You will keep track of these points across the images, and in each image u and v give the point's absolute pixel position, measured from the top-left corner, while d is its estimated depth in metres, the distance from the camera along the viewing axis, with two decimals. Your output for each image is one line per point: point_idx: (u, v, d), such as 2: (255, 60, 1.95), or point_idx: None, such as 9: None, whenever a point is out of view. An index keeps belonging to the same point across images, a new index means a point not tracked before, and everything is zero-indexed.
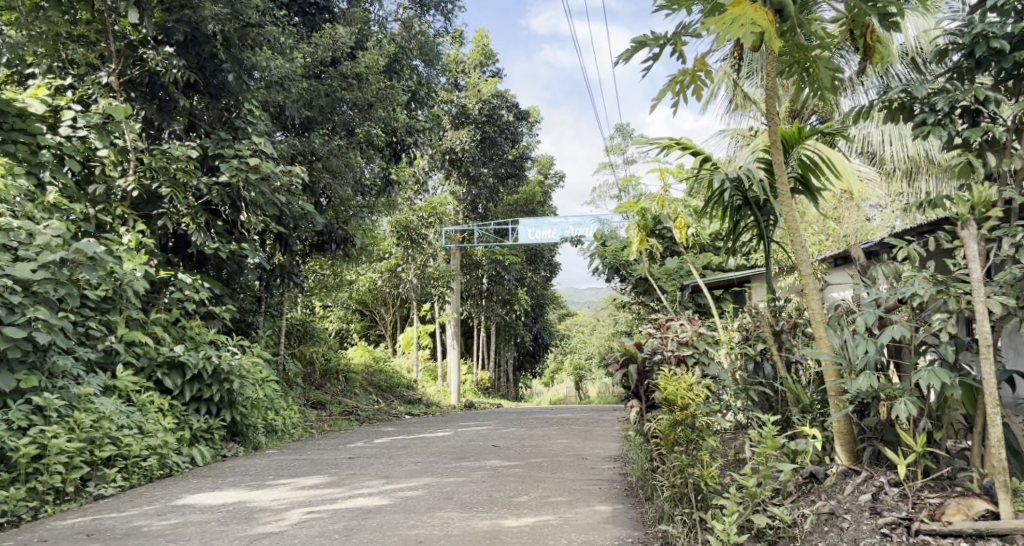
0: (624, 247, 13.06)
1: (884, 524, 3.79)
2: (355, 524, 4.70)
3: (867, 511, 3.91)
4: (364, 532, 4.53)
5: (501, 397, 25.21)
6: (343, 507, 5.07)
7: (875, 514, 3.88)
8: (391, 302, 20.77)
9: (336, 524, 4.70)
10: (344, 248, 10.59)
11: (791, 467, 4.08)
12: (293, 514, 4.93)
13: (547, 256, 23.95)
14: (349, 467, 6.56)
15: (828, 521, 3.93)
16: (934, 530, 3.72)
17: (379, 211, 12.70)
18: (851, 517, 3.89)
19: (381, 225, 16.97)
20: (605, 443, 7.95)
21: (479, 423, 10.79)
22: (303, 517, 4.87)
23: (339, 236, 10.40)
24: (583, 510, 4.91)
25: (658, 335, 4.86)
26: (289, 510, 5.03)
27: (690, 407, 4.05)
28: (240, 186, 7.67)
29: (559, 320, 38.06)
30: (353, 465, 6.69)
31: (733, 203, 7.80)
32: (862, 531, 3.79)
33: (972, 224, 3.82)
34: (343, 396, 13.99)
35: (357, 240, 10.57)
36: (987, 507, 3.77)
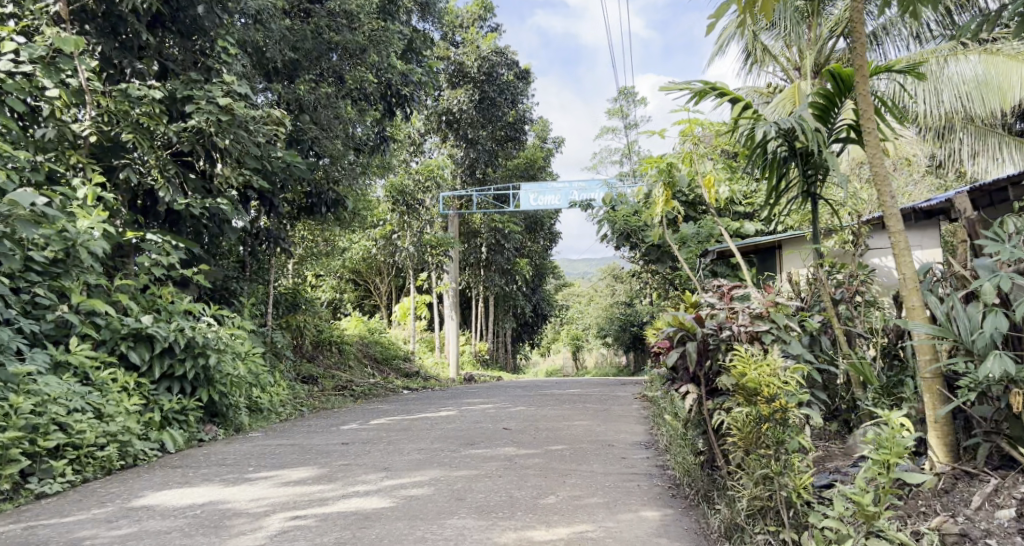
0: (635, 211, 12.10)
1: None
2: (350, 536, 3.79)
3: (1016, 535, 3.41)
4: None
5: (500, 369, 24.46)
6: (335, 511, 4.18)
7: None
8: (385, 270, 19.87)
9: (325, 536, 3.80)
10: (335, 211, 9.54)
11: (924, 477, 3.26)
12: (273, 521, 4.03)
13: (548, 223, 22.98)
14: (343, 455, 5.66)
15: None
16: None
17: (371, 173, 11.74)
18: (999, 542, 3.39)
19: (375, 189, 15.93)
20: (630, 426, 7.07)
21: (483, 400, 9.94)
22: (285, 525, 3.96)
23: (329, 198, 9.36)
24: (625, 517, 4.03)
25: (721, 308, 3.99)
26: (269, 516, 4.12)
27: (780, 400, 3.23)
28: (213, 133, 6.60)
29: (556, 290, 37.13)
30: (346, 452, 5.79)
31: (777, 156, 6.86)
32: None
33: None
34: (335, 370, 13.10)
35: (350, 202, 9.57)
36: None
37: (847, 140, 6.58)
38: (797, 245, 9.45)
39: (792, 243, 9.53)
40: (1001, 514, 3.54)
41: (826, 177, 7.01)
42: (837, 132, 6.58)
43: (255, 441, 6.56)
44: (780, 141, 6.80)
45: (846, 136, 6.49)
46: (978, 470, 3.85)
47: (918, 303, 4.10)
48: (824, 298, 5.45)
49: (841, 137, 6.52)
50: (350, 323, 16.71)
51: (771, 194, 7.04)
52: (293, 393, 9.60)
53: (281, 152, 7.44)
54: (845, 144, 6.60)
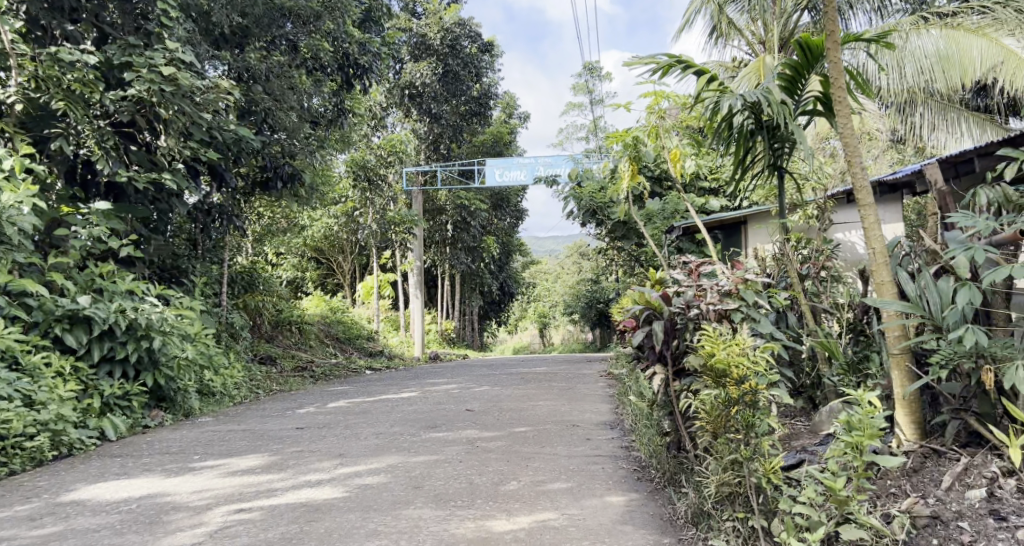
0: (601, 187, 11.93)
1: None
2: (297, 530, 3.58)
3: (988, 517, 3.26)
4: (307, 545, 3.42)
5: (466, 348, 24.31)
6: (282, 503, 3.96)
7: (999, 519, 3.23)
8: (348, 249, 19.53)
9: (270, 531, 3.58)
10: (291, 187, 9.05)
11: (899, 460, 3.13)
12: (215, 516, 3.80)
13: (514, 200, 22.75)
14: (296, 441, 5.42)
15: (927, 529, 3.27)
16: None
17: (329, 147, 11.40)
18: (972, 527, 3.22)
19: (335, 164, 15.54)
20: (596, 405, 6.93)
21: (447, 380, 9.75)
22: (227, 520, 3.73)
23: (285, 172, 8.84)
24: (590, 503, 3.87)
25: (689, 285, 3.80)
26: (211, 509, 3.89)
27: (750, 381, 3.06)
28: (152, 101, 6.24)
29: (523, 267, 37.00)
30: (300, 438, 5.56)
31: (744, 129, 6.70)
32: None
33: None
34: (295, 350, 12.82)
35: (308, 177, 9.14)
36: None
37: (814, 113, 6.43)
38: (763, 221, 9.35)
39: (758, 218, 9.43)
40: (971, 495, 3.38)
41: (794, 150, 6.87)
42: (805, 104, 6.43)
43: (204, 427, 6.28)
44: (747, 114, 6.64)
45: (813, 109, 6.33)
46: (945, 448, 3.73)
47: (888, 278, 3.96)
48: (792, 273, 5.31)
49: (808, 110, 6.36)
50: (311, 302, 16.39)
51: (737, 168, 6.89)
52: (250, 376, 9.33)
53: (231, 125, 7.11)
54: (812, 117, 6.45)
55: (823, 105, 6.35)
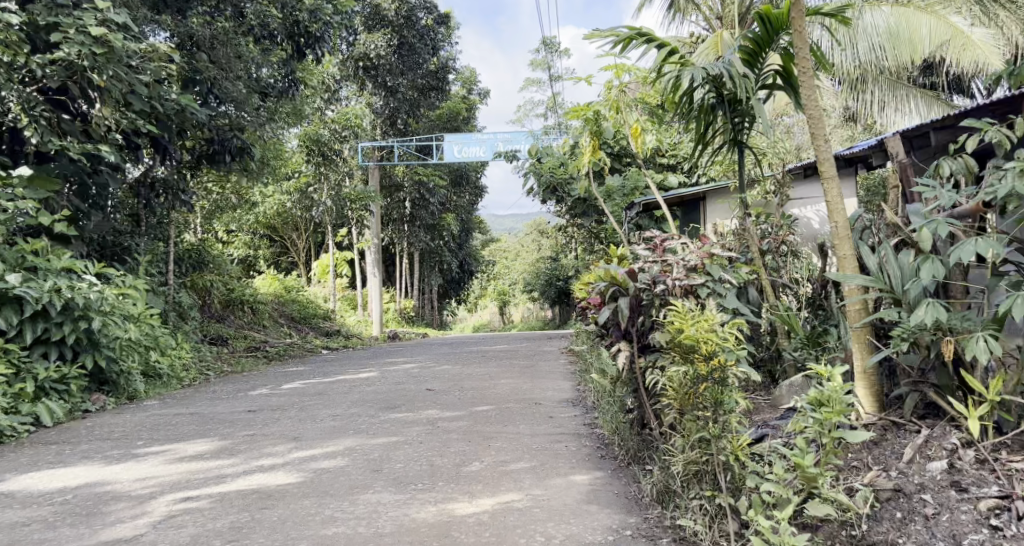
0: (561, 163, 11.82)
1: (987, 511, 3.09)
2: (247, 519, 3.44)
3: (951, 489, 3.22)
4: (259, 533, 3.29)
5: (425, 326, 24.16)
6: (232, 490, 3.81)
7: (962, 491, 3.20)
8: (302, 226, 19.21)
9: (219, 521, 3.44)
10: (240, 160, 9.00)
11: (867, 435, 3.10)
12: (159, 505, 3.64)
13: (473, 177, 22.55)
14: (247, 425, 5.26)
15: (891, 503, 3.21)
16: None
17: (280, 120, 11.10)
18: (936, 500, 3.17)
19: (288, 139, 15.19)
20: (557, 383, 6.87)
21: (406, 359, 9.61)
22: (173, 509, 3.58)
23: (233, 145, 8.78)
24: (555, 483, 3.80)
25: (654, 260, 3.73)
26: (156, 498, 3.73)
27: (719, 357, 3.02)
28: (82, 65, 5.96)
29: (482, 244, 36.86)
30: (252, 421, 5.39)
31: (705, 103, 6.64)
32: (963, 524, 3.05)
33: None
34: (248, 330, 12.56)
35: (256, 150, 9.09)
36: None
37: (774, 88, 6.38)
38: (722, 196, 9.34)
39: (716, 194, 9.41)
40: (932, 467, 3.36)
41: (754, 124, 6.83)
42: (765, 78, 6.38)
43: (151, 411, 6.07)
44: (708, 88, 6.57)
45: (772, 84, 6.29)
46: (905, 420, 3.72)
47: (849, 252, 3.93)
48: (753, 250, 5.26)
49: (768, 85, 6.31)
50: (265, 281, 16.08)
51: (696, 143, 6.83)
52: (200, 357, 9.08)
53: (173, 95, 6.88)
54: (772, 92, 6.40)
55: (782, 79, 6.31)
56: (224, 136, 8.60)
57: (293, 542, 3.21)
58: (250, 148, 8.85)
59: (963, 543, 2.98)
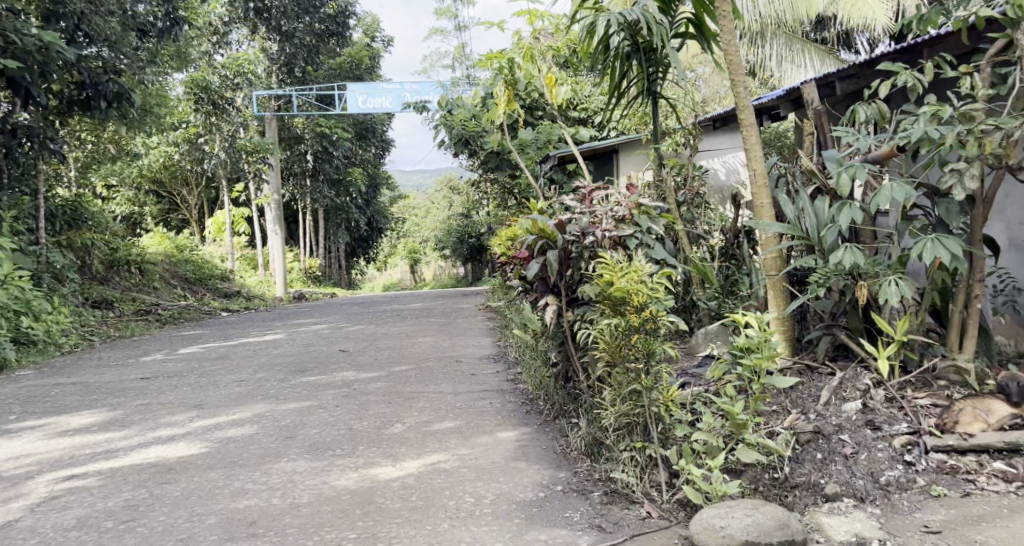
0: (472, 115, 11.61)
1: (900, 448, 3.21)
2: (144, 496, 3.24)
3: (867, 428, 3.28)
4: (160, 511, 3.10)
5: (332, 285, 23.67)
6: (127, 465, 3.58)
7: (877, 430, 3.28)
8: (192, 180, 18.47)
9: (112, 499, 3.22)
10: (117, 107, 8.40)
11: (794, 381, 3.15)
12: (39, 486, 3.38)
13: (380, 130, 22.01)
14: (140, 393, 4.96)
15: (811, 445, 3.20)
16: (953, 448, 3.21)
17: (162, 63, 10.44)
18: (853, 440, 3.21)
19: (172, 85, 14.32)
20: (476, 339, 6.80)
21: (316, 319, 9.35)
22: (57, 490, 3.33)
23: (109, 89, 8.20)
24: (482, 441, 3.73)
25: (583, 213, 3.71)
26: (37, 478, 3.46)
27: (651, 308, 3.02)
28: None
29: (390, 200, 36.25)
30: (146, 389, 5.09)
31: (620, 52, 6.59)
32: (880, 462, 3.15)
33: None
34: (135, 291, 12.00)
35: (136, 97, 8.52)
36: (1007, 411, 3.27)
37: (687, 36, 6.37)
38: (635, 148, 9.43)
39: (629, 146, 9.48)
40: (847, 407, 3.41)
41: (667, 74, 6.82)
42: (678, 25, 6.37)
43: (29, 381, 5.66)
44: (624, 36, 6.50)
45: (686, 32, 6.27)
46: (818, 364, 3.76)
47: (767, 200, 3.94)
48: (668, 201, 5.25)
49: (682, 33, 6.29)
50: (154, 241, 15.35)
51: (614, 92, 6.75)
52: (80, 321, 8.55)
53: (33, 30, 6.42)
54: (686, 41, 6.39)
55: (695, 28, 6.30)
56: (96, 77, 8.03)
57: (198, 517, 3.04)
58: (129, 93, 8.29)
59: (880, 478, 3.10)
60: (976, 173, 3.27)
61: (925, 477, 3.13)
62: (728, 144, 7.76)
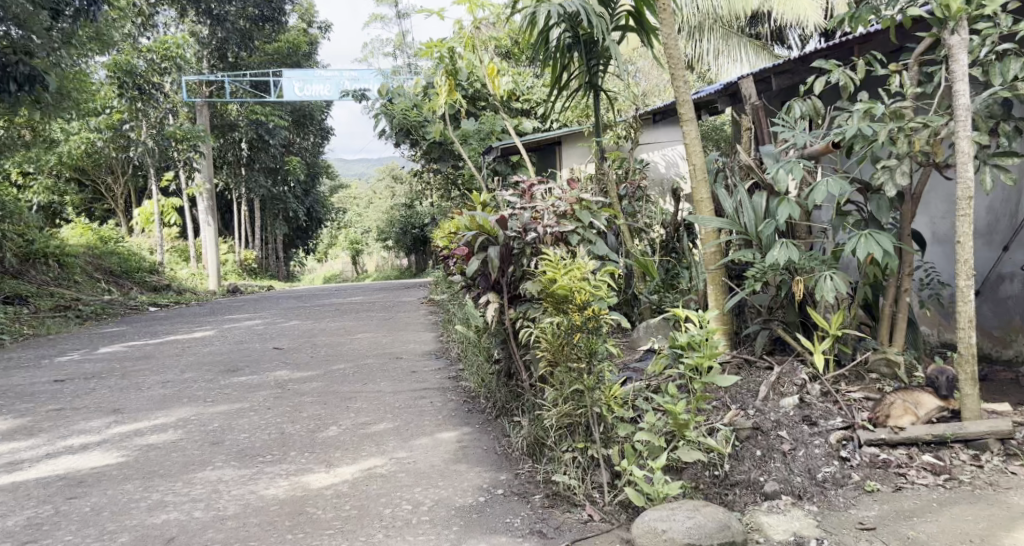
0: (413, 105, 11.41)
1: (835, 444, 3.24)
2: (51, 513, 3.06)
3: (804, 424, 3.32)
4: (67, 529, 2.94)
5: (269, 277, 23.18)
6: (34, 478, 3.39)
7: (814, 425, 3.32)
8: (117, 167, 17.91)
9: (16, 517, 3.04)
10: (30, 91, 7.91)
11: (736, 378, 3.15)
12: None
13: (319, 119, 21.58)
14: (55, 398, 4.73)
15: (750, 441, 3.23)
16: (885, 442, 3.24)
17: (79, 47, 9.99)
18: (790, 436, 3.24)
19: (94, 69, 13.75)
20: (417, 335, 6.69)
21: (251, 314, 9.10)
22: None
23: (19, 73, 7.70)
24: (420, 443, 3.65)
25: (524, 209, 3.65)
26: None
27: (593, 306, 2.97)
28: None
29: (331, 190, 35.63)
30: (62, 393, 4.85)
31: (561, 43, 6.53)
32: (817, 458, 3.18)
33: (965, 30, 3.17)
34: (52, 286, 11.52)
35: (50, 81, 8.06)
36: (937, 404, 3.32)
37: (627, 29, 6.36)
38: (577, 140, 9.36)
39: (571, 138, 9.41)
40: (785, 402, 3.45)
41: (609, 66, 6.79)
42: (619, 16, 6.34)
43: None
44: (565, 28, 6.46)
45: (626, 24, 6.26)
46: (756, 358, 3.78)
47: (706, 196, 3.94)
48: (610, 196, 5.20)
49: (621, 25, 6.28)
50: (75, 231, 14.75)
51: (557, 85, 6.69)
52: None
53: None
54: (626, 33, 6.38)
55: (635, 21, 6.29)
56: (4, 58, 7.57)
57: (111, 536, 2.88)
58: (42, 76, 7.84)
59: (817, 476, 3.13)
60: (907, 169, 3.31)
61: (860, 473, 3.16)
62: (669, 137, 7.76)
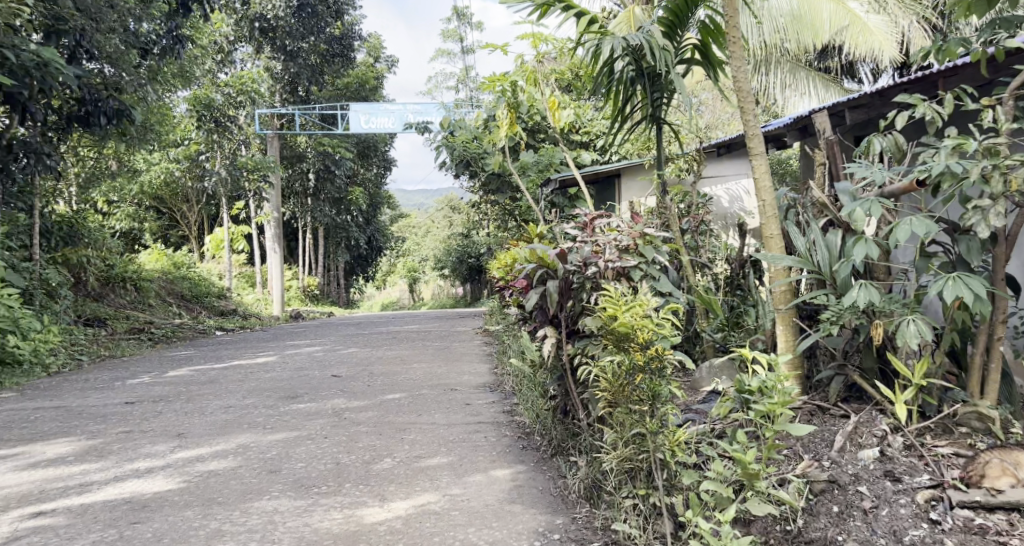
0: (473, 138, 11.48)
1: (923, 503, 3.01)
2: (113, 538, 3.05)
3: (886, 479, 3.13)
4: None
5: (330, 304, 23.53)
6: (98, 501, 3.39)
7: (896, 481, 3.12)
8: (191, 195, 18.49)
9: (78, 540, 3.03)
10: (116, 123, 9.19)
11: (812, 428, 2.96)
12: (5, 523, 3.20)
13: (382, 149, 21.96)
14: (123, 419, 4.78)
15: (825, 496, 3.10)
16: (979, 504, 2.99)
17: (161, 80, 10.41)
18: (871, 491, 3.07)
19: (176, 102, 14.30)
20: (473, 366, 6.62)
21: (312, 341, 9.19)
22: (22, 528, 3.15)
23: (107, 106, 8.99)
24: (474, 480, 3.54)
25: (584, 242, 3.54)
26: (4, 514, 3.28)
27: (656, 346, 2.84)
28: None
29: (391, 219, 36.15)
30: (130, 415, 4.90)
31: (625, 77, 6.46)
32: (902, 519, 2.96)
33: None
34: (127, 309, 11.92)
35: (134, 114, 9.31)
36: None
37: (691, 63, 6.26)
38: (639, 173, 9.25)
39: (631, 171, 9.30)
40: (863, 454, 3.25)
41: (673, 99, 6.69)
42: (685, 50, 6.25)
43: (8, 404, 5.47)
44: (628, 61, 6.39)
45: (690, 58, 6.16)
46: (830, 405, 3.59)
47: (776, 232, 3.77)
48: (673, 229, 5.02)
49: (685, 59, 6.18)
50: (152, 257, 15.26)
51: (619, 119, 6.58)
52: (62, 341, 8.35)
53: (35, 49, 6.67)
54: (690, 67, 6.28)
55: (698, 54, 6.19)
56: (94, 94, 8.71)
57: None
58: (129, 110, 9.12)
59: (902, 538, 2.90)
60: (1000, 210, 3.10)
61: (953, 538, 2.88)
62: (733, 171, 7.58)
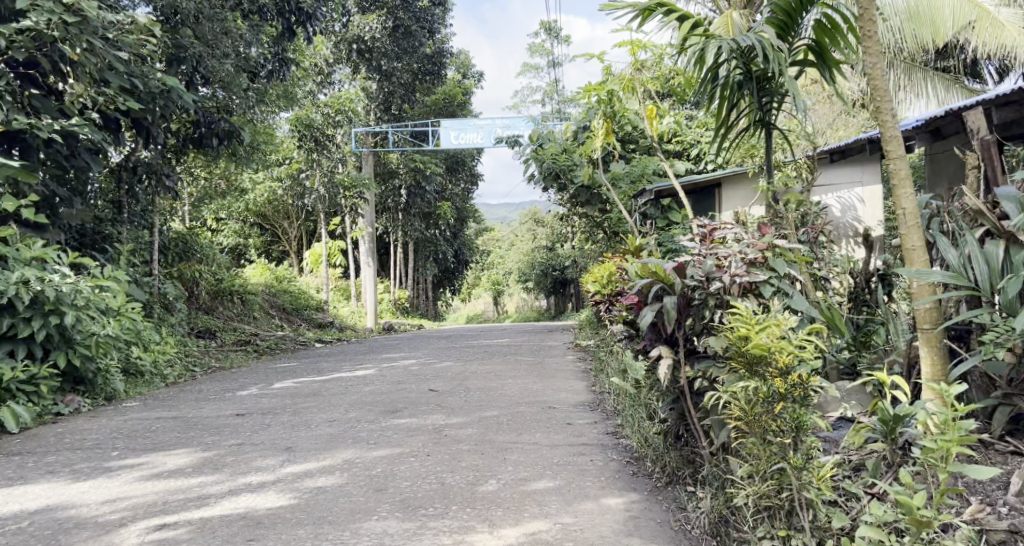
0: (562, 150, 11.33)
1: None
2: None
3: None
4: None
5: (420, 316, 23.76)
6: (215, 515, 3.32)
7: None
8: (292, 211, 18.99)
9: None
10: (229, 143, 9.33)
11: (993, 468, 2.61)
12: (129, 536, 3.16)
13: (471, 164, 22.09)
14: (234, 431, 4.76)
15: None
16: None
17: (267, 100, 10.68)
18: None
19: (281, 124, 14.73)
20: (569, 382, 6.40)
21: (409, 353, 9.15)
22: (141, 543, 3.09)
23: (220, 127, 9.20)
24: (587, 508, 3.31)
25: (705, 253, 3.28)
26: (127, 527, 3.24)
27: (797, 372, 2.65)
28: (59, 38, 5.65)
29: (476, 233, 36.43)
30: (240, 427, 4.88)
31: (731, 80, 6.16)
32: None
33: None
34: (234, 321, 12.24)
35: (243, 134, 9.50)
36: None
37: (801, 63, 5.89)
38: (742, 180, 8.89)
39: (734, 179, 8.92)
40: None
41: (782, 102, 6.34)
42: (797, 51, 5.91)
43: (127, 413, 5.55)
44: (734, 64, 6.08)
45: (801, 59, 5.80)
46: (995, 439, 3.23)
47: (919, 245, 3.43)
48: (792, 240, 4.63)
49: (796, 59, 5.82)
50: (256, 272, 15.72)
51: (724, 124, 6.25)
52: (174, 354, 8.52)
53: (158, 76, 6.84)
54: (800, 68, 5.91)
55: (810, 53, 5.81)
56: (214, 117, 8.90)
57: None
58: (239, 130, 9.10)
59: None
60: None
61: None
62: (845, 179, 7.15)
